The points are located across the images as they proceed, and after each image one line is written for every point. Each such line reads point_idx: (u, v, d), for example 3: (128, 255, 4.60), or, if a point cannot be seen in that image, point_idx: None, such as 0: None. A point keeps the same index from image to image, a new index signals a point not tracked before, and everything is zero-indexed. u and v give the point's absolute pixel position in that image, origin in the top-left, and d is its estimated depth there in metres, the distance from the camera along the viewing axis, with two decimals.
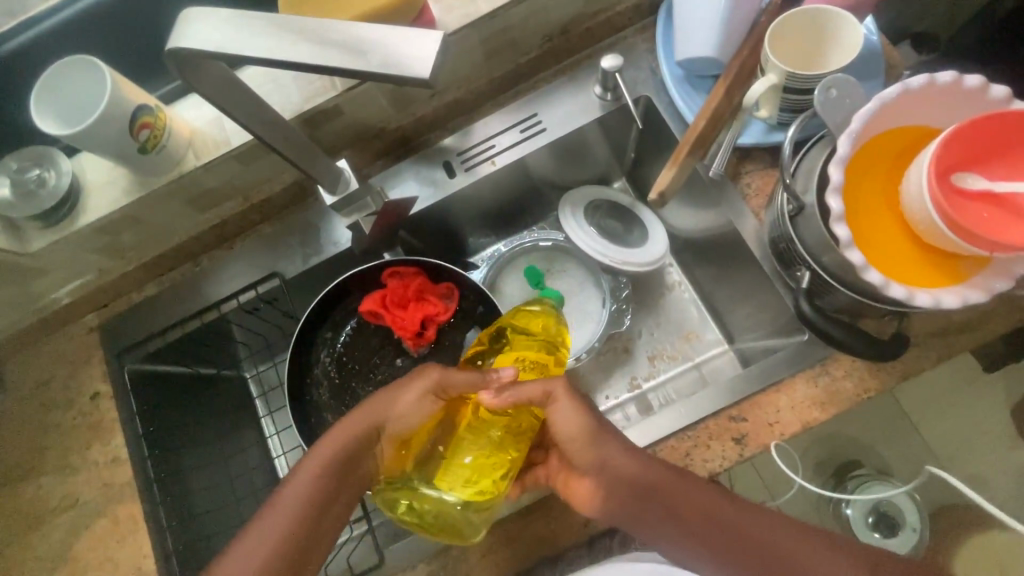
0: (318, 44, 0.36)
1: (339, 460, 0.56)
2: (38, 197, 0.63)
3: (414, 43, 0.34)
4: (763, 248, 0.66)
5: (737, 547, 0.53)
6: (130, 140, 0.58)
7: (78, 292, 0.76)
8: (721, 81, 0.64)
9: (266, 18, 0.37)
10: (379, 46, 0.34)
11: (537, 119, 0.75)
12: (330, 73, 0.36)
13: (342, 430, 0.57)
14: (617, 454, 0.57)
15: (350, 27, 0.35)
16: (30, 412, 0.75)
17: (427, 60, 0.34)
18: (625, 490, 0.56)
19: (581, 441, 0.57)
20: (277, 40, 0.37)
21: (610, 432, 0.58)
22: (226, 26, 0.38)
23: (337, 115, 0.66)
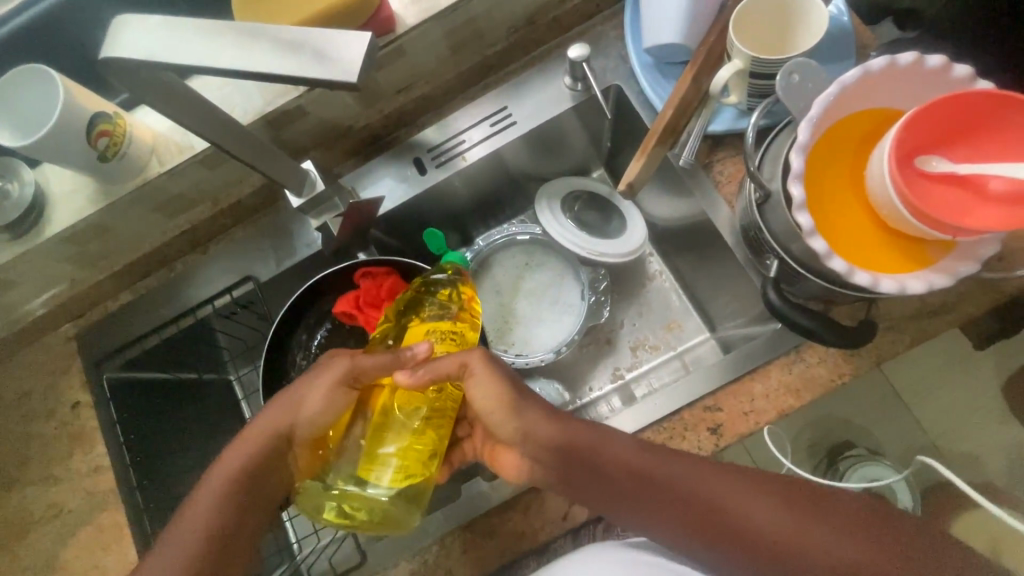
0: (254, 49, 0.36)
1: (250, 468, 0.56)
2: (3, 209, 0.63)
3: (345, 44, 0.34)
4: (736, 235, 0.65)
5: (673, 498, 0.53)
6: (89, 148, 0.57)
7: (53, 301, 0.76)
8: (689, 68, 0.63)
9: (202, 22, 0.37)
10: (312, 48, 0.34)
11: (507, 112, 0.74)
12: (263, 78, 0.36)
13: (243, 444, 0.57)
14: (540, 417, 0.58)
15: (281, 31, 0.35)
16: (11, 423, 0.75)
17: (357, 61, 0.34)
18: (548, 455, 0.56)
19: (502, 413, 0.58)
20: (210, 47, 0.36)
21: (531, 402, 0.59)
22: (158, 34, 0.37)
23: (302, 115, 0.65)
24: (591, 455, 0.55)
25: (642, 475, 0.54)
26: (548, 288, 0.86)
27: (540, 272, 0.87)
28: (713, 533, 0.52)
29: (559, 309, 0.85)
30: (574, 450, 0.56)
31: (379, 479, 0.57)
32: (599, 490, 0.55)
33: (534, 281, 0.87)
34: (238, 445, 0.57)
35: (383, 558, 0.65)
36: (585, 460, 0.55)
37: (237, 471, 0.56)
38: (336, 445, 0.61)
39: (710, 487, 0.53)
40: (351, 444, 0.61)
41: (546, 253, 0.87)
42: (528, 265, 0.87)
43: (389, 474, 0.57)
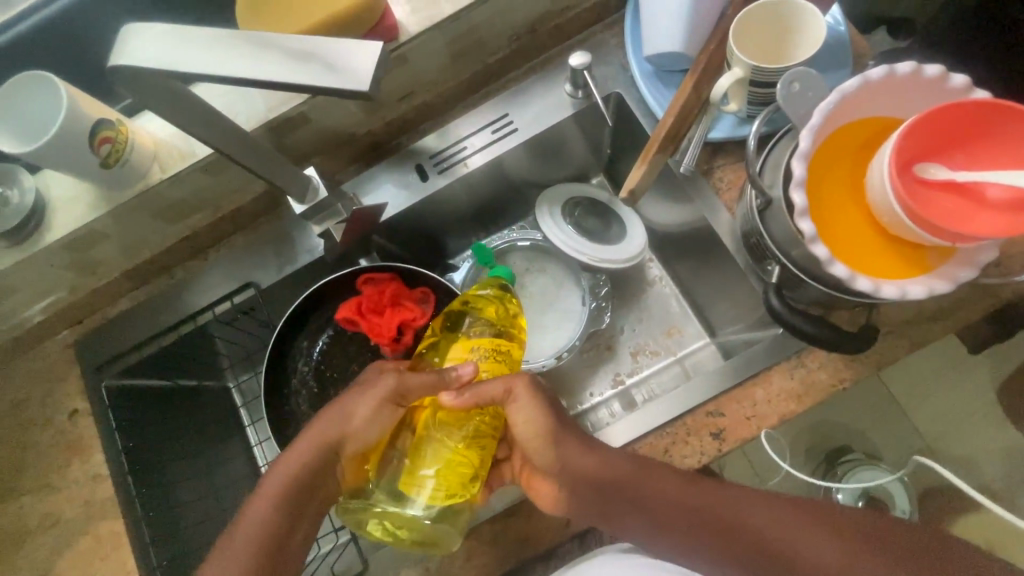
0: (262, 57, 0.36)
1: (300, 480, 0.56)
2: (2, 216, 0.62)
3: (355, 55, 0.34)
4: (736, 240, 0.66)
5: (709, 527, 0.54)
6: (91, 155, 0.57)
7: (51, 309, 0.75)
8: (689, 77, 0.64)
9: (210, 33, 0.37)
10: (321, 57, 0.35)
11: (508, 119, 0.75)
12: (270, 86, 0.36)
13: (294, 455, 0.57)
14: (583, 445, 0.58)
15: (290, 41, 0.36)
16: (7, 432, 0.75)
17: (367, 72, 0.34)
18: (585, 486, 0.57)
19: (542, 440, 0.59)
20: (219, 54, 0.36)
21: (570, 432, 0.59)
22: (166, 41, 0.37)
23: (304, 122, 0.65)
24: (630, 484, 0.56)
25: (679, 502, 0.54)
26: (549, 294, 0.86)
27: (540, 278, 0.87)
28: (752, 564, 0.52)
29: (559, 316, 0.85)
30: (615, 478, 0.56)
31: (419, 498, 0.56)
32: (636, 515, 0.56)
33: (535, 286, 0.87)
34: (290, 453, 0.57)
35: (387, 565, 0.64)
36: (625, 488, 0.56)
37: (290, 482, 0.56)
38: (379, 461, 0.61)
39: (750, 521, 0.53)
40: (392, 463, 0.61)
41: (546, 259, 0.88)
42: (528, 271, 0.87)
43: (427, 493, 0.56)
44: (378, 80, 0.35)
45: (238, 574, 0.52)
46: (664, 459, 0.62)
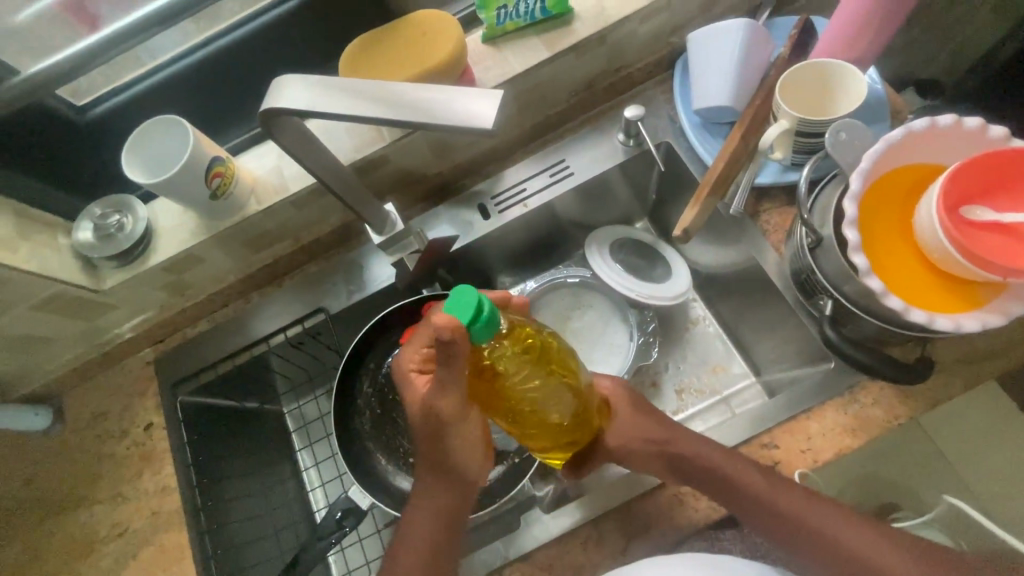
0: (396, 101, 0.41)
1: (438, 501, 0.60)
2: (116, 240, 0.70)
3: (481, 98, 0.39)
4: (785, 279, 0.69)
5: (814, 543, 0.58)
6: (205, 187, 0.65)
7: (139, 327, 0.81)
8: (737, 128, 0.70)
9: (353, 83, 0.43)
10: (451, 101, 0.40)
11: (565, 164, 0.81)
12: (402, 127, 0.41)
13: (425, 479, 0.60)
14: (691, 448, 0.62)
15: (423, 90, 0.41)
16: (86, 443, 0.80)
17: (487, 116, 0.38)
18: (708, 478, 0.61)
19: (650, 439, 0.64)
20: (360, 101, 0.43)
21: (669, 427, 0.65)
22: (316, 89, 0.44)
23: (385, 163, 0.73)
24: (743, 487, 0.59)
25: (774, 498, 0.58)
26: (595, 329, 0.90)
27: (588, 313, 0.91)
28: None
29: (607, 349, 0.88)
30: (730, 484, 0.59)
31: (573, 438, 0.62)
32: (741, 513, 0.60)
33: (583, 321, 0.90)
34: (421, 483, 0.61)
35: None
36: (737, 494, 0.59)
37: (432, 506, 0.59)
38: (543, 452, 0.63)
39: (850, 541, 0.57)
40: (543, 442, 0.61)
41: (594, 295, 0.92)
42: (576, 307, 0.91)
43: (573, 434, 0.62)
44: (499, 122, 0.39)
45: None
46: None
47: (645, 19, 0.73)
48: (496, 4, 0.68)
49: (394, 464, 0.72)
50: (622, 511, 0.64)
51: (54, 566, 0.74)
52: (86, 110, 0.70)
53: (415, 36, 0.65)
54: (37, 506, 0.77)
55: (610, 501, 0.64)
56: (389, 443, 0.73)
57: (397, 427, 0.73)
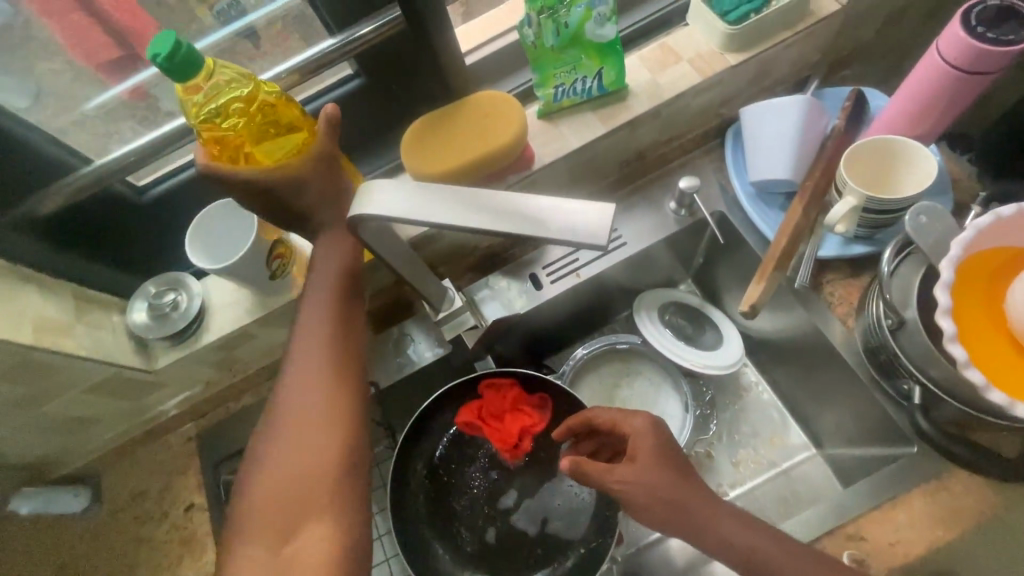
0: (501, 213, 0.39)
1: (328, 359, 0.59)
2: (171, 319, 0.69)
3: (593, 212, 0.38)
4: (856, 356, 0.67)
5: None
6: (265, 268, 0.65)
7: (184, 402, 0.79)
8: (798, 201, 0.70)
9: (451, 189, 0.42)
10: (566, 215, 0.38)
11: (617, 233, 0.80)
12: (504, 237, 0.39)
13: (305, 352, 0.59)
14: (712, 526, 0.53)
15: (530, 200, 0.39)
16: (124, 525, 0.77)
17: (601, 229, 0.37)
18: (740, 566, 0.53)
19: (669, 508, 0.53)
20: (459, 207, 0.41)
21: (702, 494, 0.54)
22: (410, 196, 0.42)
23: (441, 238, 0.73)
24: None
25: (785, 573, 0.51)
26: (647, 397, 0.87)
27: (638, 380, 0.88)
28: None
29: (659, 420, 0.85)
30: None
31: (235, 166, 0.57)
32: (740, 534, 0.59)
33: (633, 390, 0.88)
34: (300, 355, 0.59)
35: None
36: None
37: (314, 361, 0.59)
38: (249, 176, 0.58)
39: None
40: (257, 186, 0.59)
41: (643, 361, 0.90)
42: (625, 374, 0.89)
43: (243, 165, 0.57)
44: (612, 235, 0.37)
45: (302, 476, 0.55)
46: None
47: (699, 94, 0.73)
48: (553, 82, 0.69)
49: (452, 554, 0.68)
50: None
51: None
52: (145, 189, 0.70)
53: (478, 118, 0.66)
54: None
55: None
56: (446, 530, 0.69)
57: (454, 512, 0.70)
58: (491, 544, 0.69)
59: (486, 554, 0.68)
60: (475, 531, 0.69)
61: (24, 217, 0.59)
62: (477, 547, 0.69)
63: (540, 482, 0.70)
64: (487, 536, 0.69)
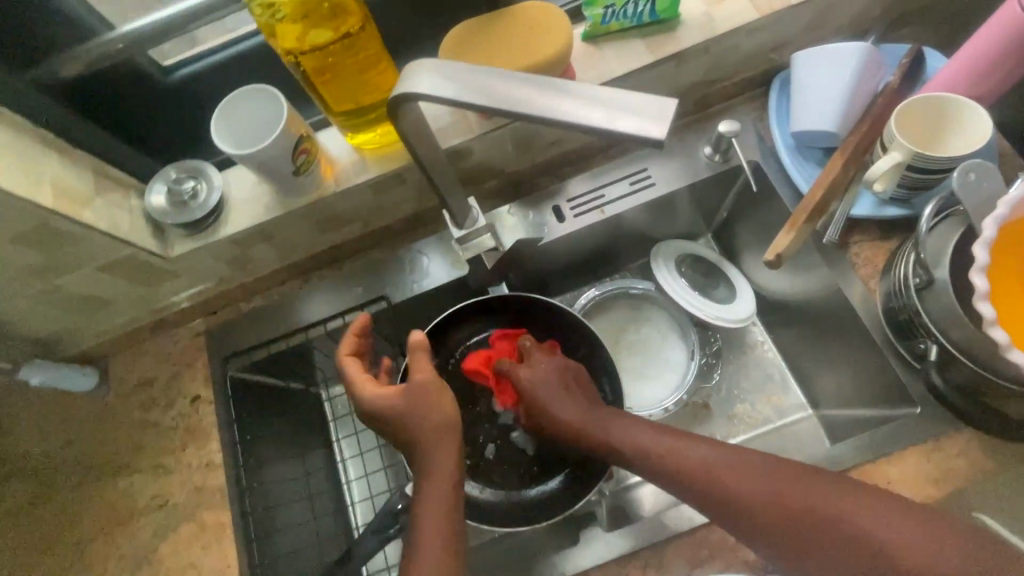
0: (552, 96, 0.40)
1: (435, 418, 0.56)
2: (189, 207, 0.68)
3: (651, 105, 0.37)
4: (872, 316, 0.67)
5: None
6: (290, 162, 0.63)
7: (195, 297, 0.79)
8: (840, 154, 0.68)
9: (504, 73, 0.42)
10: (618, 107, 0.38)
11: (646, 174, 0.78)
12: (554, 125, 0.39)
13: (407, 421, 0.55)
14: (648, 439, 0.57)
15: (584, 88, 0.39)
16: (130, 409, 0.78)
17: (660, 121, 0.37)
18: (716, 491, 0.53)
19: (590, 427, 0.59)
20: (513, 90, 0.41)
21: (614, 412, 0.60)
22: (460, 75, 0.42)
23: (468, 155, 0.72)
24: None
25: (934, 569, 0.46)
26: (651, 343, 0.88)
27: (644, 326, 0.89)
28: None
29: (663, 365, 0.87)
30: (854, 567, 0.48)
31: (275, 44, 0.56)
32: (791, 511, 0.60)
33: (638, 337, 0.89)
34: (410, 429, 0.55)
35: None
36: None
37: (425, 436, 0.55)
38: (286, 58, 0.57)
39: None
40: (293, 69, 0.58)
41: (652, 309, 0.90)
42: (633, 320, 0.90)
43: (281, 43, 0.56)
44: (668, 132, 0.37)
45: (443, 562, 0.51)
46: None
47: (752, 33, 0.70)
48: (603, 1, 0.65)
49: None
50: (689, 536, 0.62)
51: (91, 532, 0.73)
52: (170, 72, 0.69)
53: (523, 30, 0.63)
54: (77, 469, 0.75)
55: (677, 525, 0.62)
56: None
57: (458, 426, 0.71)
58: (490, 460, 0.71)
59: (484, 468, 0.71)
60: (476, 446, 0.71)
61: (46, 77, 0.58)
62: (475, 461, 0.71)
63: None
64: (486, 452, 0.71)
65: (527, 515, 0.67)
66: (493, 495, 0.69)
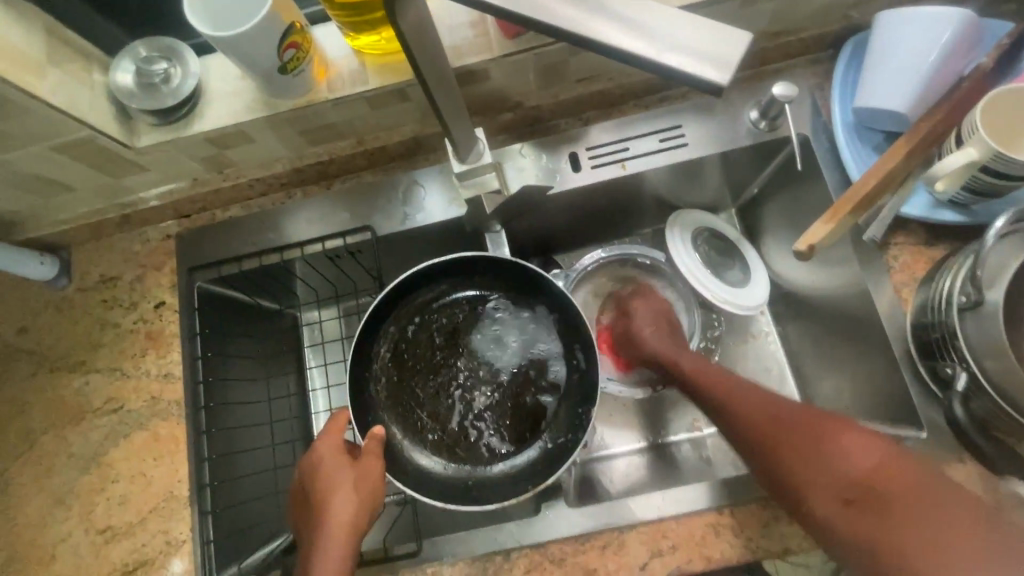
0: (585, 3, 0.31)
1: (359, 481, 0.55)
2: (159, 93, 0.60)
3: (717, 35, 0.30)
4: (897, 328, 0.61)
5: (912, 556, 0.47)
6: (275, 57, 0.55)
7: (166, 197, 0.72)
8: (903, 142, 0.59)
9: None
10: (669, 34, 0.30)
11: (680, 131, 0.69)
12: (591, 48, 0.31)
13: (331, 470, 0.55)
14: (685, 359, 0.68)
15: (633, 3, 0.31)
16: (90, 306, 0.73)
17: (728, 59, 0.29)
18: (723, 399, 0.61)
19: (654, 339, 0.72)
20: None
21: (671, 335, 0.73)
22: None
23: (483, 78, 0.63)
24: (890, 492, 0.48)
25: (933, 496, 0.47)
26: None
27: None
28: None
29: None
30: (868, 480, 0.50)
31: None
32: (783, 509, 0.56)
33: None
34: (329, 480, 0.55)
35: (435, 547, 0.61)
36: (823, 531, 0.51)
37: (339, 488, 0.54)
38: None
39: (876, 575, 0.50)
40: None
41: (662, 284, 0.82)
42: None
43: None
44: (735, 73, 0.30)
45: None
46: (761, 531, 0.59)
47: None
48: None
49: (414, 438, 0.64)
50: (653, 525, 0.60)
51: (42, 425, 0.70)
52: None
53: None
54: (31, 358, 0.72)
55: (645, 512, 0.60)
56: (407, 417, 0.65)
57: (416, 399, 0.66)
58: (456, 433, 0.65)
59: (448, 442, 0.65)
60: (437, 419, 0.65)
61: None
62: (438, 435, 0.65)
63: (508, 382, 0.66)
64: (449, 427, 0.65)
65: (494, 490, 0.61)
66: (458, 471, 0.63)
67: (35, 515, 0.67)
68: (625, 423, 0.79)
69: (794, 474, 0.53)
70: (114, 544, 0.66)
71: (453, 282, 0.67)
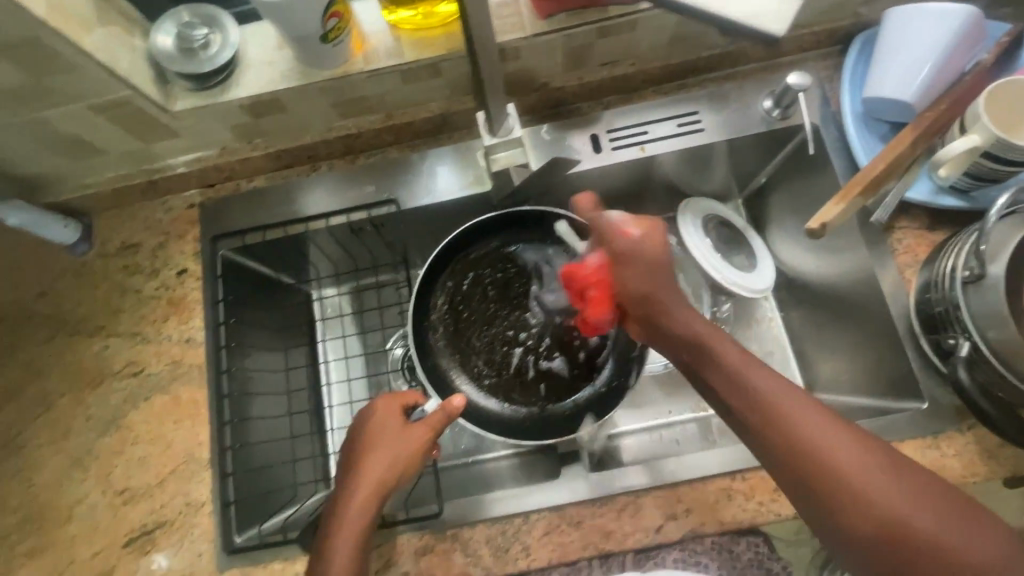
0: None
1: (397, 455, 0.56)
2: (199, 58, 0.61)
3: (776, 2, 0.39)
4: (901, 306, 0.65)
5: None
6: (319, 25, 0.56)
7: (194, 165, 0.73)
8: (909, 131, 0.63)
9: None
10: None
11: (697, 117, 0.72)
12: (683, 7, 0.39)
13: (377, 436, 0.57)
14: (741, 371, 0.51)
15: None
16: (112, 271, 0.74)
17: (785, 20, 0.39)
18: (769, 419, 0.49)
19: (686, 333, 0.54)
20: None
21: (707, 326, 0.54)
22: None
23: (514, 58, 0.66)
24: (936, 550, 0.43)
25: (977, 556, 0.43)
26: None
27: None
28: None
29: None
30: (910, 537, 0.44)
31: None
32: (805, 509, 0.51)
33: None
34: (373, 445, 0.56)
35: (457, 509, 0.62)
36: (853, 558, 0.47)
37: (378, 454, 0.56)
38: None
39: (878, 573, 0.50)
40: None
41: None
42: None
43: None
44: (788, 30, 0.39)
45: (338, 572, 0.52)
46: (773, 496, 0.61)
47: None
48: None
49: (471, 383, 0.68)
50: (667, 490, 0.62)
51: (59, 390, 0.70)
52: None
53: None
54: (49, 323, 0.72)
55: (661, 476, 0.62)
56: (465, 364, 0.69)
57: (473, 347, 0.69)
58: (513, 377, 0.69)
59: (505, 386, 0.68)
60: (494, 364, 0.69)
61: None
62: (494, 380, 0.69)
63: (562, 330, 0.70)
64: (504, 372, 0.69)
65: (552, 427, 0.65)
66: (517, 412, 0.67)
67: (51, 478, 0.67)
68: (632, 401, 0.80)
69: (834, 508, 0.46)
70: (131, 506, 0.67)
71: (505, 238, 0.70)
